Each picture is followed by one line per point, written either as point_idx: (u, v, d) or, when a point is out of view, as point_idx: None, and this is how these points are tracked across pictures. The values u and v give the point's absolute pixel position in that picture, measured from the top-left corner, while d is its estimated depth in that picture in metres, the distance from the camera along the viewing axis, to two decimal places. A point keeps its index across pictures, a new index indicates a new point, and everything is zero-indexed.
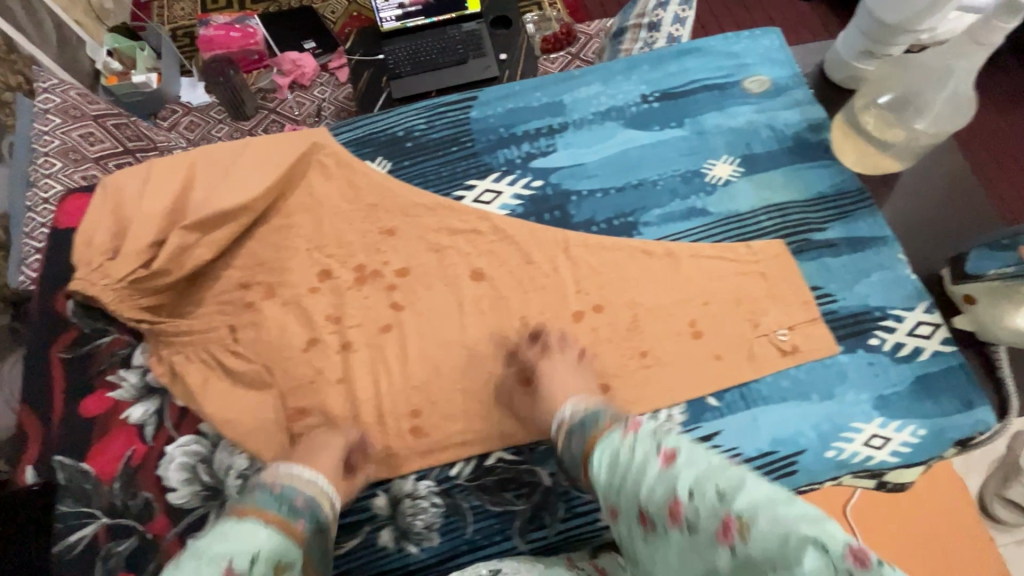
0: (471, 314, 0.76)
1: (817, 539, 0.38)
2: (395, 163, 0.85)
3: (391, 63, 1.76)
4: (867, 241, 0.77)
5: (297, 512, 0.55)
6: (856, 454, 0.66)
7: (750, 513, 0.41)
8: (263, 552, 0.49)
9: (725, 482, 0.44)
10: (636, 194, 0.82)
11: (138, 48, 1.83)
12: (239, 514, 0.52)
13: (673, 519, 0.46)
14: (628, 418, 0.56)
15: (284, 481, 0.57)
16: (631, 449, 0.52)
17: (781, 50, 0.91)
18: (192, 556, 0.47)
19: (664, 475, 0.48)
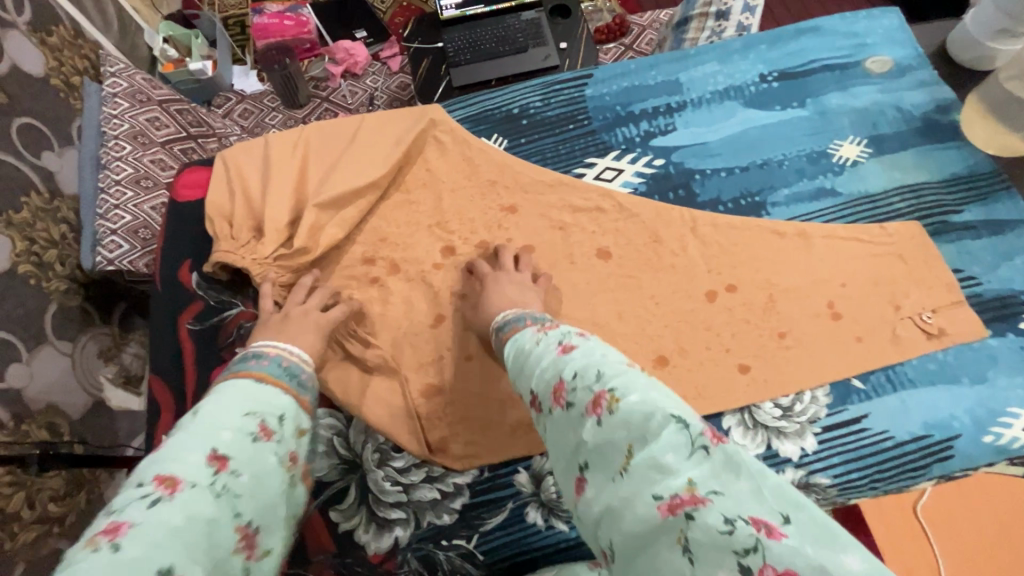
0: (600, 292, 0.74)
1: (680, 417, 0.35)
2: (511, 140, 0.84)
3: (451, 51, 1.74)
4: (1008, 223, 0.75)
5: (304, 385, 0.50)
6: (1016, 440, 0.64)
7: (622, 391, 0.38)
8: (283, 414, 0.45)
9: (608, 365, 0.41)
10: (762, 174, 0.80)
11: (193, 36, 1.84)
12: (245, 374, 0.47)
13: (555, 400, 0.42)
14: (552, 321, 0.52)
15: (290, 355, 0.52)
16: (540, 342, 0.49)
17: (901, 30, 0.89)
18: (213, 405, 0.43)
19: (557, 362, 0.44)
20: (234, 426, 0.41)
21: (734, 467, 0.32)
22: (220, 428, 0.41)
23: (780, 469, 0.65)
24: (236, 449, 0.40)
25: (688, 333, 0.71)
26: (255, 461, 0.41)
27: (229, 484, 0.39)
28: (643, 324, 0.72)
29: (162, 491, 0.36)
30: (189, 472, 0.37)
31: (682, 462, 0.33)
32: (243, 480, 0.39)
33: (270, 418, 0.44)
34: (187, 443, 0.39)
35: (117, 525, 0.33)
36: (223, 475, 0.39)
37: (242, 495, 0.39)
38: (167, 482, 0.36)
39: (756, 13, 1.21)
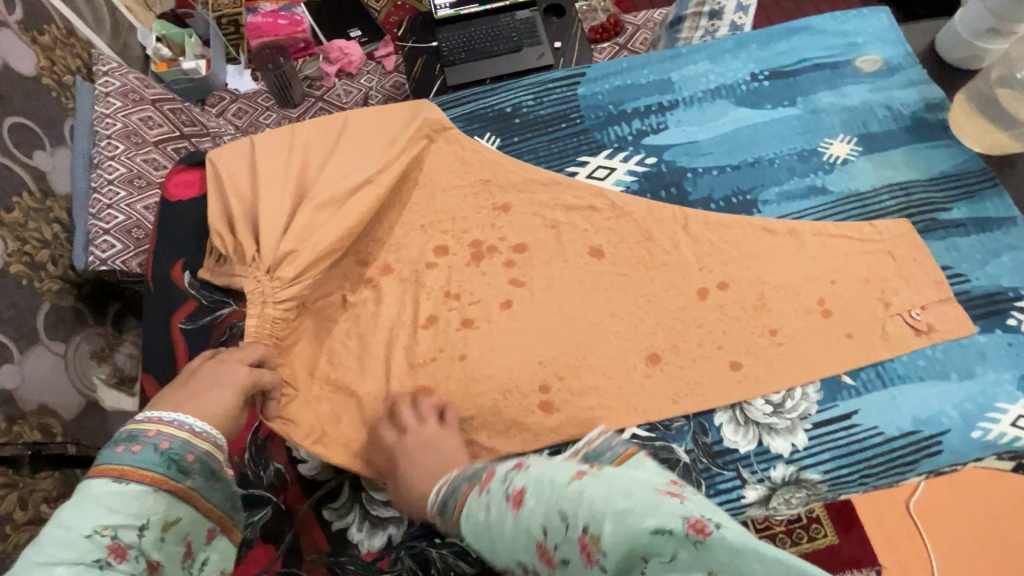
0: (593, 290, 0.75)
1: (660, 525, 0.32)
2: (504, 139, 0.84)
3: (445, 50, 1.74)
4: (995, 221, 0.76)
5: (186, 471, 0.48)
6: (1003, 435, 0.65)
7: (597, 524, 0.35)
8: (145, 524, 0.44)
9: (568, 497, 0.38)
10: (753, 172, 0.81)
11: (186, 35, 1.85)
12: (104, 473, 0.44)
13: (548, 564, 0.39)
14: (483, 475, 0.48)
15: (163, 429, 0.48)
16: (486, 507, 0.44)
17: (891, 30, 0.89)
18: (55, 526, 0.40)
19: (518, 528, 0.40)
20: (71, 558, 0.39)
21: (732, 554, 0.30)
22: (52, 563, 0.39)
23: (772, 465, 0.65)
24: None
25: (680, 330, 0.72)
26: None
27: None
28: (635, 322, 0.73)
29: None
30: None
31: (692, 570, 0.31)
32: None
33: (123, 533, 0.42)
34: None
35: None
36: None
37: None
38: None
39: (749, 13, 1.22)
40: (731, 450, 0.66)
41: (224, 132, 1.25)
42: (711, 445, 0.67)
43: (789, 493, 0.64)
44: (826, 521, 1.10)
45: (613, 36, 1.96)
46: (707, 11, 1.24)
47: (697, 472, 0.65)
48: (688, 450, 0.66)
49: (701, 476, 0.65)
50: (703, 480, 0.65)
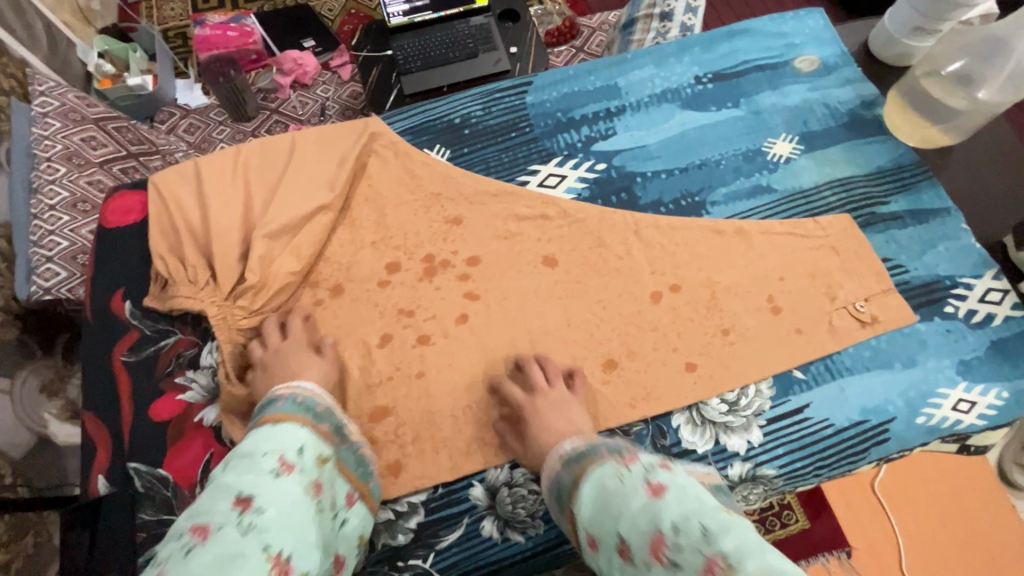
0: (548, 300, 0.75)
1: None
2: (454, 150, 0.84)
3: (400, 59, 1.72)
4: (930, 212, 0.79)
5: (321, 416, 0.59)
6: (945, 419, 0.67)
7: (738, 560, 0.39)
8: (302, 445, 0.54)
9: (712, 521, 0.43)
10: (701, 174, 0.82)
11: (130, 49, 1.78)
12: (267, 420, 0.56)
13: (655, 557, 0.43)
14: (628, 449, 0.53)
15: (302, 391, 0.60)
16: (623, 476, 0.49)
17: (827, 29, 0.92)
18: (237, 458, 0.52)
19: (650, 509, 0.45)
20: (253, 473, 0.50)
21: None
22: (241, 474, 0.50)
23: (729, 463, 0.66)
24: (259, 486, 0.49)
25: (635, 335, 0.73)
26: (281, 496, 0.49)
27: (254, 519, 0.47)
28: (590, 329, 0.73)
29: (239, 509, 0.47)
30: (215, 518, 0.46)
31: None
32: (268, 512, 0.47)
33: (290, 454, 0.53)
34: (216, 495, 0.48)
35: (202, 529, 0.45)
36: (248, 513, 0.47)
37: (270, 530, 0.47)
38: (200, 529, 0.45)
39: (698, 15, 1.24)
40: (690, 451, 0.67)
41: (177, 151, 1.20)
42: (669, 446, 0.67)
43: (746, 490, 0.65)
44: (797, 508, 1.13)
45: (569, 39, 1.97)
46: (657, 14, 1.26)
47: None
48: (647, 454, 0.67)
49: None
50: None
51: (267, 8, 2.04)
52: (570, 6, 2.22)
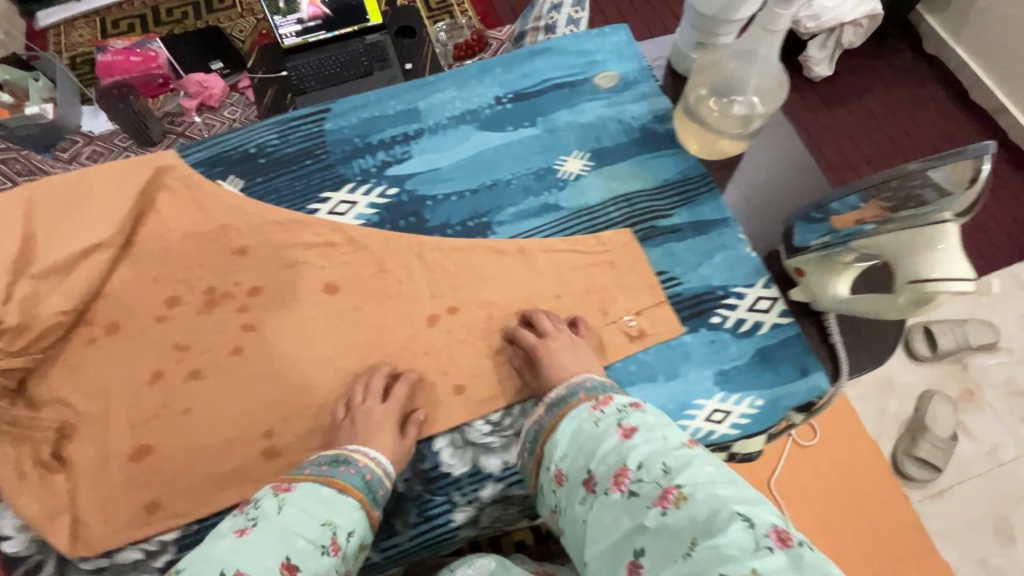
0: (327, 328, 0.75)
1: (745, 515, 0.44)
2: (248, 181, 0.84)
3: (295, 79, 1.63)
4: (709, 224, 0.81)
5: (377, 501, 0.60)
6: (699, 430, 0.68)
7: (689, 489, 0.47)
8: (352, 530, 0.56)
9: (673, 458, 0.50)
10: (491, 195, 0.83)
11: (30, 78, 1.54)
12: (330, 484, 0.57)
13: (615, 485, 0.51)
14: (603, 393, 0.61)
15: (373, 467, 0.61)
16: (599, 421, 0.57)
17: (629, 45, 0.94)
18: (297, 509, 0.54)
19: (619, 448, 0.53)
20: (309, 537, 0.52)
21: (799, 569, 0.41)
22: (298, 534, 0.52)
23: (481, 485, 0.66)
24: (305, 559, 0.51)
25: (407, 360, 0.73)
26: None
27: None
28: (364, 355, 0.73)
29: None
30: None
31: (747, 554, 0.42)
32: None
33: (339, 533, 0.55)
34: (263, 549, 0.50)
35: None
36: None
37: None
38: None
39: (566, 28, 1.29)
40: (446, 474, 0.67)
41: None
42: (428, 470, 0.67)
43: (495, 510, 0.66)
44: None
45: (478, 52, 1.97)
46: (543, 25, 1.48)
47: (409, 500, 0.66)
48: (404, 479, 0.67)
49: (412, 503, 0.66)
50: (414, 507, 0.65)
51: (178, 30, 1.83)
52: (481, 19, 2.20)
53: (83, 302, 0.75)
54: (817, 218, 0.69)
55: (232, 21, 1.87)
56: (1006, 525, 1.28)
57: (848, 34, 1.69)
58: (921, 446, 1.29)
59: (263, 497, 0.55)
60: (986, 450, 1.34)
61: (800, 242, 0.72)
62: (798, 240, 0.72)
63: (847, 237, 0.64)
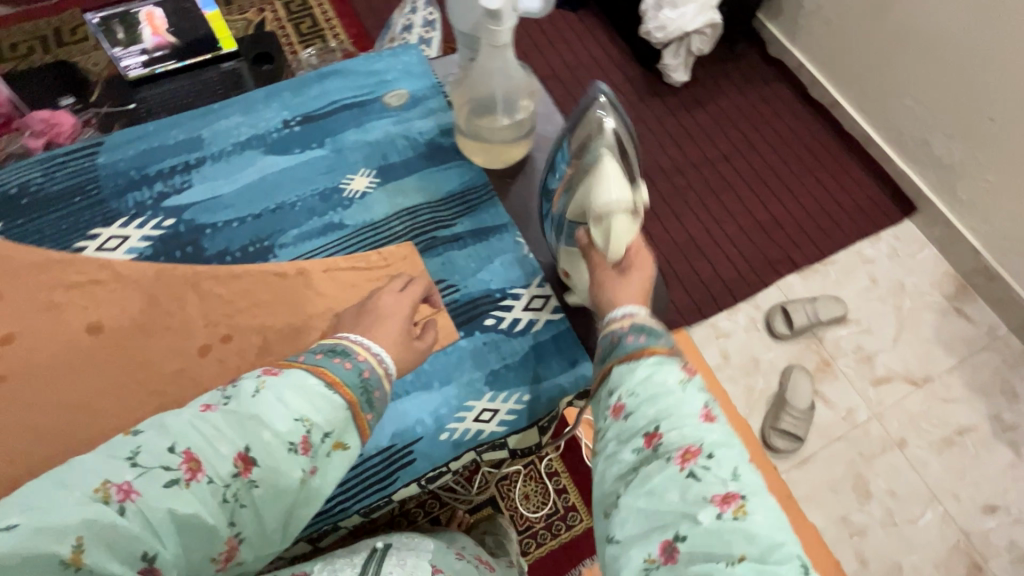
0: (87, 369, 0.72)
1: (805, 567, 0.40)
2: (7, 223, 0.79)
3: (143, 112, 1.49)
4: (490, 230, 0.84)
5: (372, 404, 0.53)
6: (468, 431, 0.70)
7: (755, 508, 0.42)
8: (330, 431, 0.48)
9: (747, 471, 0.45)
10: (273, 218, 0.83)
11: None
12: (319, 375, 0.50)
13: (680, 458, 0.45)
14: (688, 359, 0.54)
15: (370, 365, 0.54)
16: (682, 385, 0.50)
17: (420, 64, 0.97)
18: (273, 396, 0.47)
19: (698, 426, 0.47)
20: (278, 431, 0.46)
21: None
22: (264, 426, 0.45)
23: None
24: (266, 455, 0.45)
25: (175, 395, 0.71)
26: (275, 479, 0.45)
27: (240, 491, 0.44)
28: (127, 394, 0.71)
29: (237, 469, 0.44)
30: (214, 466, 0.43)
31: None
32: (256, 493, 0.44)
33: (315, 433, 0.48)
34: (223, 433, 0.44)
35: (193, 469, 0.42)
36: (239, 480, 0.44)
37: (246, 504, 0.44)
38: (192, 465, 0.43)
39: None
40: None
41: None
42: None
43: None
44: (581, 507, 1.11)
45: None
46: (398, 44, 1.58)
47: None
48: None
49: None
50: None
51: (20, 66, 1.64)
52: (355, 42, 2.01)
53: None
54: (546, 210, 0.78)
55: (85, 56, 1.69)
56: (864, 482, 1.32)
57: (697, 41, 1.74)
58: (783, 419, 1.35)
59: (245, 378, 0.49)
60: (841, 415, 1.38)
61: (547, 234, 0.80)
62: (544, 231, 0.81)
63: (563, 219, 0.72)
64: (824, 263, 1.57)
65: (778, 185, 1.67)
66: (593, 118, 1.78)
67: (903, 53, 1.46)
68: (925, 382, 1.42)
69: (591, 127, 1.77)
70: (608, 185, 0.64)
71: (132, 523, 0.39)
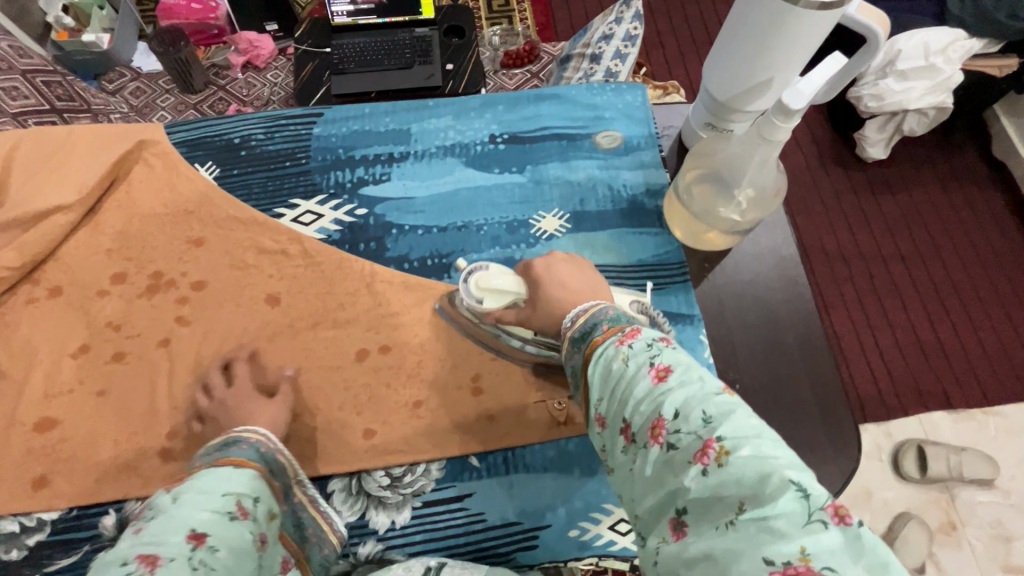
0: (256, 338, 0.74)
1: (799, 483, 0.36)
2: (223, 170, 0.83)
3: (336, 58, 1.44)
4: (674, 316, 0.76)
5: (275, 470, 0.60)
6: (600, 537, 0.65)
7: (734, 443, 0.39)
8: (258, 497, 0.54)
9: (714, 406, 0.41)
10: (457, 236, 0.80)
11: (95, 5, 1.47)
12: (227, 462, 0.55)
13: (651, 437, 0.42)
14: (631, 326, 0.50)
15: (267, 442, 0.61)
16: (625, 360, 0.47)
17: (642, 107, 0.89)
18: (193, 492, 0.51)
19: (653, 392, 0.44)
20: (212, 507, 0.50)
21: (858, 551, 0.33)
22: (198, 509, 0.50)
23: (362, 540, 0.64)
24: (214, 526, 0.49)
25: (326, 391, 0.71)
26: (233, 543, 0.50)
27: (205, 559, 0.47)
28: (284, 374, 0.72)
29: (192, 544, 0.47)
30: (169, 549, 0.46)
31: (795, 528, 0.34)
32: (219, 555, 0.48)
33: (246, 499, 0.53)
34: (168, 526, 0.48)
35: (150, 559, 0.45)
36: (200, 550, 0.47)
37: (220, 567, 0.48)
38: (149, 558, 0.45)
39: (625, 62, 1.31)
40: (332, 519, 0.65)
41: (110, 112, 1.20)
42: None
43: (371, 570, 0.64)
44: None
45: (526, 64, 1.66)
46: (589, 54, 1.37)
47: None
48: None
49: None
50: None
51: None
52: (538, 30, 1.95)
53: (38, 260, 0.76)
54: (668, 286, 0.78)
55: None
56: None
57: (912, 120, 1.51)
58: None
59: (157, 496, 0.52)
60: None
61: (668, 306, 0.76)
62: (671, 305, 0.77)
63: (500, 354, 0.73)
64: (986, 412, 1.37)
65: (957, 308, 1.49)
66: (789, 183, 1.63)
67: None
68: None
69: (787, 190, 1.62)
70: (487, 303, 0.66)
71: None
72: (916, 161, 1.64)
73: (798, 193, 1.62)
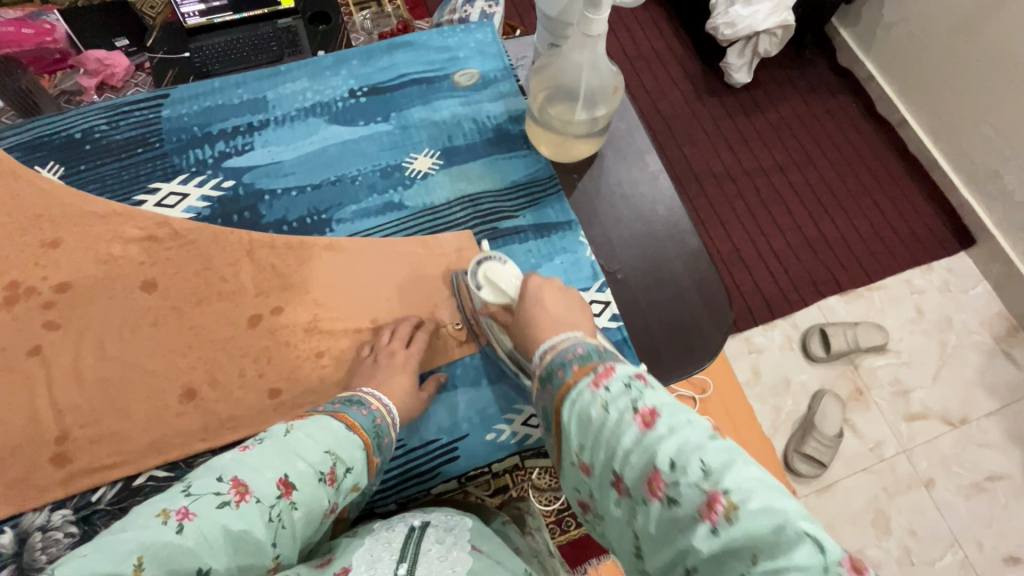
0: (136, 327, 0.71)
1: (818, 536, 0.32)
2: (70, 168, 0.79)
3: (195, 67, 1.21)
4: (553, 226, 0.81)
5: (382, 447, 0.58)
6: (515, 435, 0.69)
7: (743, 495, 0.34)
8: (351, 466, 0.52)
9: (712, 454, 0.37)
10: (333, 191, 0.81)
11: None
12: (341, 419, 0.54)
13: (647, 493, 0.38)
14: (601, 361, 0.45)
15: (382, 413, 0.60)
16: (603, 404, 0.42)
17: (493, 43, 0.93)
18: (304, 434, 0.51)
19: (642, 442, 0.39)
20: (310, 461, 0.49)
21: None
22: (300, 456, 0.49)
23: None
24: (304, 480, 0.48)
25: (222, 362, 0.70)
26: (313, 503, 0.48)
27: (283, 513, 0.45)
28: (174, 354, 0.70)
29: (280, 492, 0.46)
30: (259, 488, 0.45)
31: None
32: (296, 514, 0.46)
33: (340, 465, 0.51)
34: (267, 460, 0.47)
35: (242, 491, 0.44)
36: (283, 502, 0.46)
37: (288, 527, 0.46)
38: (240, 488, 0.44)
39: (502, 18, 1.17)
40: None
41: None
42: None
43: None
44: None
45: None
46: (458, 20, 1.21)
47: None
48: None
49: None
50: None
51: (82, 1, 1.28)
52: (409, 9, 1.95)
53: None
54: (538, 202, 0.82)
55: None
56: (884, 518, 1.25)
57: (765, 42, 1.62)
58: (810, 443, 1.29)
59: (274, 424, 0.52)
60: (869, 446, 1.31)
61: (543, 216, 0.82)
62: (545, 214, 0.82)
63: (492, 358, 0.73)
64: (869, 288, 1.50)
65: (833, 204, 1.60)
66: (669, 114, 1.70)
67: (987, 72, 1.39)
68: (961, 423, 1.35)
69: (668, 122, 1.69)
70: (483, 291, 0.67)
71: (189, 539, 0.40)
72: (778, 78, 1.75)
73: (678, 121, 1.70)
